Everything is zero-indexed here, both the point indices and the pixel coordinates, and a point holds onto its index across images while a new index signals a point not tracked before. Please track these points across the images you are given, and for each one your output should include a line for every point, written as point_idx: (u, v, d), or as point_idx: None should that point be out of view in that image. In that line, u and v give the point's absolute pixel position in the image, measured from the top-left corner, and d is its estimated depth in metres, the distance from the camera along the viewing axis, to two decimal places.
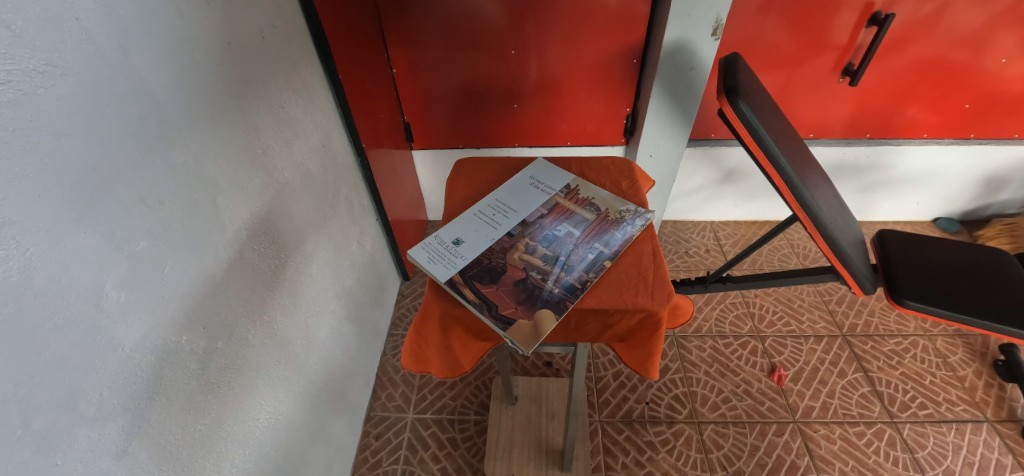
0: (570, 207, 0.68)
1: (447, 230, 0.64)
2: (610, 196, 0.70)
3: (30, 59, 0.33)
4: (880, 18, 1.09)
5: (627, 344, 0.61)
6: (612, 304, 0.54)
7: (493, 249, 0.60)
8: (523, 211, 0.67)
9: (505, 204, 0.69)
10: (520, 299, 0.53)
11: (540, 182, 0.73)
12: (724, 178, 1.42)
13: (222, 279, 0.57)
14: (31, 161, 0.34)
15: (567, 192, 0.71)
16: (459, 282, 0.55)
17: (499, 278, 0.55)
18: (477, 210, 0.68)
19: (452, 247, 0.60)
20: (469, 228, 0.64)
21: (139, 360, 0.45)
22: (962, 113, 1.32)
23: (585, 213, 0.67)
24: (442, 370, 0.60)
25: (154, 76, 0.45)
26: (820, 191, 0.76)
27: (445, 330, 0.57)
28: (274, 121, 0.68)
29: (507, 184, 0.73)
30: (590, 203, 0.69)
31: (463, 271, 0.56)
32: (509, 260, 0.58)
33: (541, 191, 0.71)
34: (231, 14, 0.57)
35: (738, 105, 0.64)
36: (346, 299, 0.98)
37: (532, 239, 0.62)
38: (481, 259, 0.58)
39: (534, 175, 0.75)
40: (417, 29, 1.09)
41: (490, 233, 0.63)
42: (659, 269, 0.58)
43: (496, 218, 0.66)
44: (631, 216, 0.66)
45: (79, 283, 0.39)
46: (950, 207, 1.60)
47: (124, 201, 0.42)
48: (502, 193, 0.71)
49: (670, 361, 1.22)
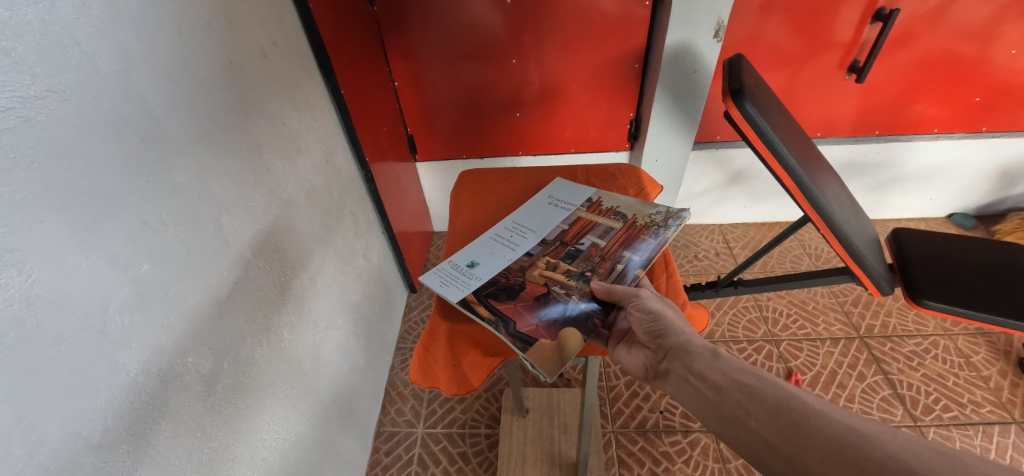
0: (594, 220, 0.66)
1: (463, 253, 0.63)
2: (637, 203, 0.68)
3: (30, 85, 0.33)
4: (885, 13, 1.07)
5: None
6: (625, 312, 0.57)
7: (511, 268, 0.59)
8: (542, 230, 0.66)
9: (522, 224, 0.68)
10: (540, 315, 0.50)
11: (560, 200, 0.72)
12: (732, 180, 1.40)
13: (228, 300, 0.57)
14: (31, 187, 0.34)
15: (590, 205, 0.70)
16: (473, 301, 0.54)
17: (516, 295, 0.54)
18: (494, 231, 0.67)
19: (467, 270, 0.60)
20: (484, 250, 0.63)
21: (144, 384, 0.45)
22: (973, 106, 1.30)
23: (609, 223, 0.64)
24: (451, 388, 0.56)
25: (157, 98, 0.45)
26: (832, 190, 0.75)
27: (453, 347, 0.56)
28: (277, 137, 0.67)
29: (526, 204, 0.73)
30: (614, 212, 0.67)
31: (477, 291, 0.55)
32: (527, 277, 0.56)
33: (560, 209, 0.70)
34: (232, 34, 0.57)
35: (744, 106, 0.62)
36: (353, 314, 0.97)
37: (554, 256, 0.60)
38: (497, 278, 0.57)
39: (551, 195, 0.74)
40: (418, 42, 1.10)
41: (507, 254, 0.62)
42: (671, 278, 0.60)
43: (514, 239, 0.65)
44: (663, 219, 0.62)
45: (81, 309, 0.38)
46: (964, 202, 1.57)
47: (128, 225, 0.42)
48: (518, 214, 0.71)
49: None
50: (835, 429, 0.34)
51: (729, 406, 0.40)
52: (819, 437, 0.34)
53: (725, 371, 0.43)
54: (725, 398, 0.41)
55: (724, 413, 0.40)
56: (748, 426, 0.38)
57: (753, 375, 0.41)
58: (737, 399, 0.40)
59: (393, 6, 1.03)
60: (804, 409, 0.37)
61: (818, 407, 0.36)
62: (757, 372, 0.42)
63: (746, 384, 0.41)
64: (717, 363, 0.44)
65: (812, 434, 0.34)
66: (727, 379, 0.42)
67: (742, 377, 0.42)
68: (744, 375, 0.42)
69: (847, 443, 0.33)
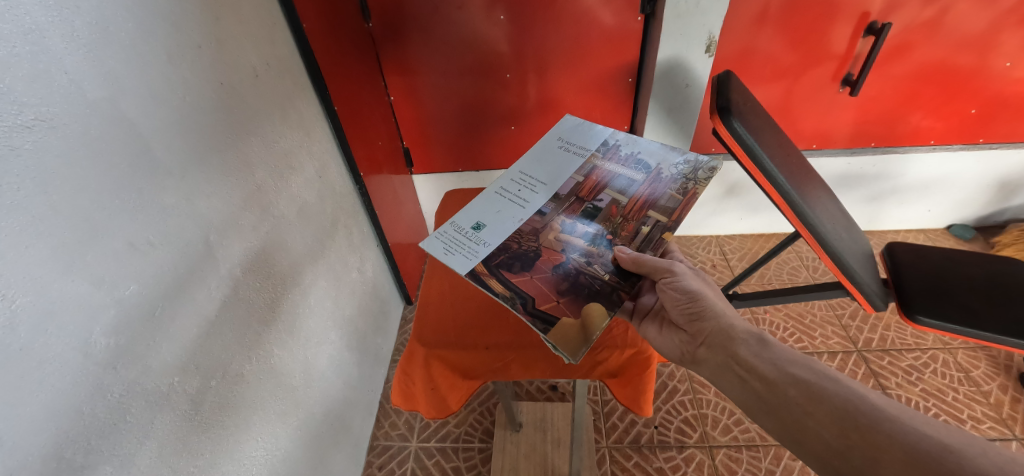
0: (611, 169, 0.66)
1: (468, 213, 0.63)
2: (658, 150, 0.66)
3: (18, 115, 0.34)
4: (877, 27, 1.08)
5: (620, 381, 0.66)
6: (600, 340, 0.61)
7: (523, 231, 0.59)
8: (553, 184, 0.65)
9: (530, 177, 0.67)
10: (561, 290, 0.51)
11: (571, 145, 0.71)
12: (728, 192, 1.40)
13: (217, 318, 0.57)
14: (18, 213, 0.34)
15: (606, 151, 0.68)
16: (484, 273, 0.54)
17: (531, 265, 0.55)
18: (501, 187, 0.67)
19: (473, 234, 0.60)
20: (492, 209, 0.64)
21: (129, 405, 0.45)
22: (969, 118, 1.29)
23: (629, 174, 0.64)
24: (430, 410, 0.66)
25: (145, 121, 0.46)
26: (821, 206, 0.75)
27: (430, 372, 0.63)
28: (268, 155, 0.68)
29: (534, 152, 0.72)
30: (633, 160, 0.66)
31: (486, 260, 0.56)
32: (543, 243, 0.57)
33: (571, 155, 0.69)
34: (223, 55, 0.58)
35: (732, 124, 0.63)
36: (346, 328, 0.97)
37: (569, 217, 0.60)
38: (508, 245, 0.57)
39: (562, 136, 0.73)
40: (414, 57, 1.11)
41: (516, 213, 0.62)
42: None
43: (522, 195, 0.65)
44: (689, 171, 0.61)
45: (66, 332, 0.38)
46: (963, 214, 1.57)
47: (114, 247, 0.42)
48: (526, 165, 0.70)
49: (678, 382, 1.22)
50: (894, 421, 0.38)
51: (784, 400, 0.44)
52: (880, 428, 0.38)
53: (776, 364, 0.47)
54: (778, 391, 0.45)
55: (779, 406, 0.44)
56: (805, 422, 0.42)
57: (804, 367, 0.46)
58: (793, 394, 0.44)
59: (388, 22, 1.04)
60: (862, 405, 0.40)
61: (871, 398, 0.41)
62: (809, 365, 0.46)
63: (800, 377, 0.45)
64: (768, 355, 0.48)
65: (872, 432, 0.38)
66: (780, 372, 0.46)
67: (795, 370, 0.46)
68: (795, 368, 0.46)
69: (911, 442, 0.36)
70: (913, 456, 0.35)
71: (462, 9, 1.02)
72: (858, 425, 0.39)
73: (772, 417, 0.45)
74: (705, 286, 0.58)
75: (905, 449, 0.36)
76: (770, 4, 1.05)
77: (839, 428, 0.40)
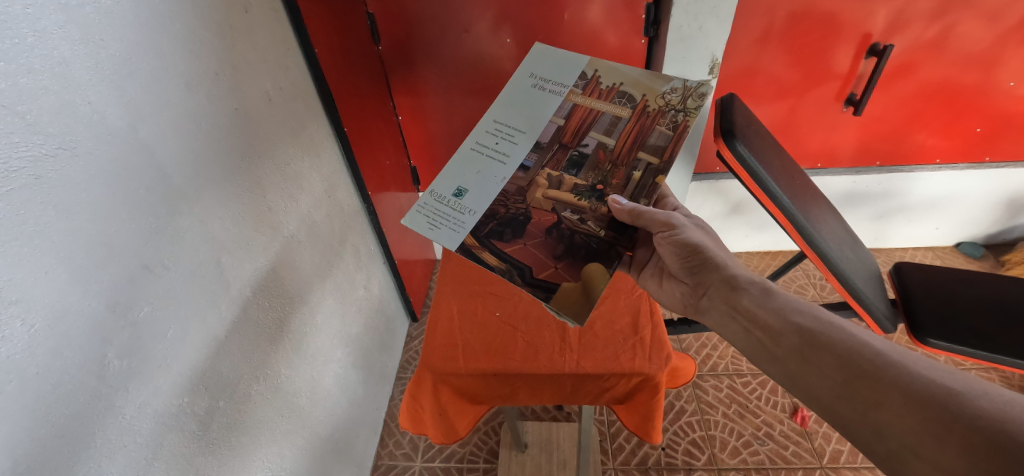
0: (595, 107, 0.61)
1: (446, 178, 0.62)
2: (644, 75, 0.59)
3: (42, 144, 0.35)
4: (879, 49, 1.09)
5: (627, 405, 0.67)
6: (608, 369, 0.61)
7: (508, 192, 0.59)
8: (531, 132, 0.61)
9: (506, 126, 0.63)
10: (557, 255, 0.55)
11: (546, 81, 0.64)
12: (733, 209, 1.40)
13: (226, 338, 0.58)
14: (40, 240, 0.35)
15: (585, 83, 0.62)
16: (475, 246, 0.56)
17: (522, 231, 0.57)
18: (476, 142, 0.63)
19: (455, 202, 0.59)
20: (471, 170, 0.61)
21: (140, 426, 0.45)
22: (974, 137, 1.30)
23: (614, 110, 0.60)
24: (437, 434, 0.67)
25: (162, 146, 0.47)
26: (825, 226, 0.76)
27: (438, 400, 0.63)
28: (279, 177, 0.70)
29: (506, 94, 0.65)
30: (618, 92, 0.60)
31: (475, 231, 0.57)
32: (531, 204, 0.58)
33: (547, 95, 0.63)
34: (238, 82, 0.60)
35: (736, 146, 0.64)
36: (352, 346, 0.97)
37: (555, 168, 0.60)
38: (495, 211, 0.58)
39: (534, 71, 0.65)
40: (422, 78, 1.14)
41: (497, 171, 0.60)
42: (657, 332, 0.65)
43: (501, 148, 0.62)
44: (679, 99, 0.57)
45: (81, 356, 0.39)
46: (971, 231, 1.57)
47: (130, 270, 0.43)
48: (500, 110, 0.64)
49: (685, 402, 1.22)
50: (898, 365, 0.39)
51: (787, 347, 0.46)
52: (884, 374, 0.39)
53: (778, 312, 0.49)
54: (782, 342, 0.47)
55: (782, 355, 0.46)
56: (809, 368, 0.43)
57: (809, 315, 0.47)
58: (795, 344, 0.46)
59: (397, 44, 1.07)
60: (869, 354, 0.41)
61: (877, 345, 0.41)
62: (814, 315, 0.47)
63: (805, 327, 0.46)
64: (770, 304, 0.50)
65: (878, 378, 0.39)
66: (784, 321, 0.48)
67: (800, 320, 0.47)
68: (800, 317, 0.47)
69: (916, 387, 0.37)
70: (913, 396, 0.36)
71: (469, 31, 1.04)
72: (860, 369, 0.40)
73: (774, 362, 0.47)
74: (709, 240, 0.62)
75: (905, 390, 0.37)
76: (772, 24, 1.07)
77: (842, 375, 0.40)
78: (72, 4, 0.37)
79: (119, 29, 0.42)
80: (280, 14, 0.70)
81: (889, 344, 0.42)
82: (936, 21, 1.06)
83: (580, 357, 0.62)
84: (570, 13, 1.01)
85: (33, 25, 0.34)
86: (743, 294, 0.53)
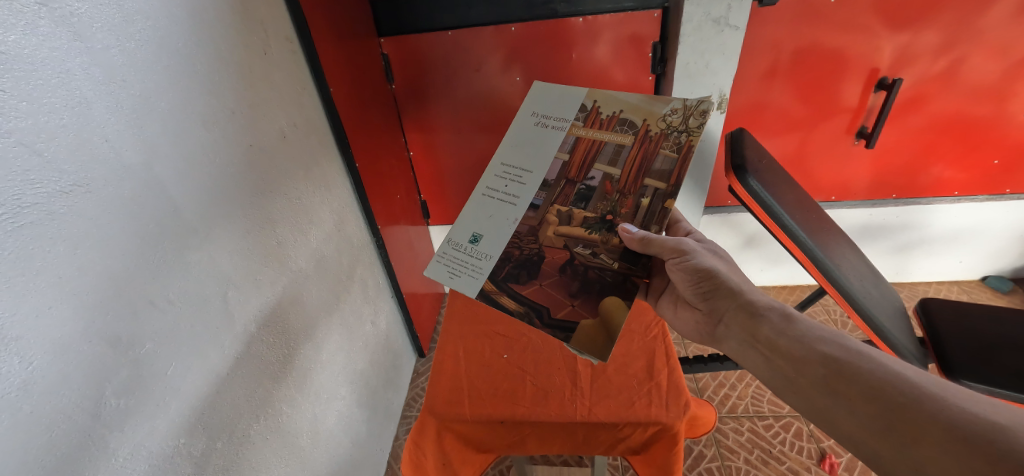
0: (597, 137, 0.59)
1: (458, 227, 0.62)
2: (641, 99, 0.57)
3: (57, 181, 0.36)
4: (887, 83, 1.10)
5: (643, 457, 0.63)
6: (621, 416, 0.58)
7: (521, 232, 0.59)
8: (539, 169, 0.61)
9: (515, 166, 0.63)
10: (573, 293, 0.55)
11: (546, 117, 0.63)
12: (746, 243, 1.38)
13: (228, 375, 0.56)
14: (46, 275, 0.35)
15: (585, 115, 0.60)
16: (493, 290, 0.57)
17: (538, 271, 0.57)
18: (487, 187, 0.63)
19: (472, 248, 0.60)
20: (483, 214, 0.61)
21: (133, 469, 0.43)
22: (992, 169, 1.27)
23: (616, 139, 0.58)
24: None
25: (175, 182, 0.47)
26: (845, 262, 0.74)
27: (441, 446, 0.59)
28: (290, 211, 0.70)
29: (509, 134, 0.65)
30: (618, 121, 0.58)
31: (493, 275, 0.58)
32: (544, 241, 0.58)
33: (550, 131, 0.62)
34: (254, 120, 0.61)
35: (749, 183, 0.63)
36: (357, 383, 0.95)
37: (563, 203, 0.59)
38: (511, 252, 0.58)
39: (535, 109, 0.64)
40: (433, 115, 1.17)
41: (510, 213, 0.60)
42: (673, 375, 0.63)
43: (511, 190, 0.62)
44: (681, 119, 0.54)
45: (76, 394, 0.38)
46: (997, 264, 1.52)
47: (135, 307, 0.43)
48: (505, 152, 0.64)
49: (704, 447, 1.15)
50: (934, 398, 0.37)
51: (812, 378, 0.44)
52: (921, 408, 0.36)
53: (801, 340, 0.47)
54: (807, 372, 0.44)
55: (808, 385, 0.44)
56: (838, 402, 0.41)
57: (835, 344, 0.45)
58: (821, 374, 0.43)
59: (410, 83, 1.11)
60: (903, 384, 0.39)
61: (911, 375, 0.39)
62: (842, 343, 0.45)
63: (830, 354, 0.44)
64: (793, 332, 0.48)
65: (916, 414, 0.36)
66: (808, 349, 0.46)
67: (825, 348, 0.45)
68: (824, 345, 0.45)
69: (959, 423, 0.34)
70: (955, 432, 0.34)
71: (479, 70, 1.07)
72: (894, 401, 0.38)
73: (799, 397, 0.45)
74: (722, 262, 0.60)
75: (945, 426, 0.35)
76: (777, 61, 1.08)
77: (876, 410, 0.38)
78: (98, 47, 0.39)
79: (142, 71, 0.43)
80: (297, 56, 0.74)
81: (925, 373, 0.40)
82: (942, 55, 1.07)
83: (591, 403, 0.60)
84: (578, 52, 1.04)
85: (57, 67, 0.36)
86: (765, 320, 0.51)
